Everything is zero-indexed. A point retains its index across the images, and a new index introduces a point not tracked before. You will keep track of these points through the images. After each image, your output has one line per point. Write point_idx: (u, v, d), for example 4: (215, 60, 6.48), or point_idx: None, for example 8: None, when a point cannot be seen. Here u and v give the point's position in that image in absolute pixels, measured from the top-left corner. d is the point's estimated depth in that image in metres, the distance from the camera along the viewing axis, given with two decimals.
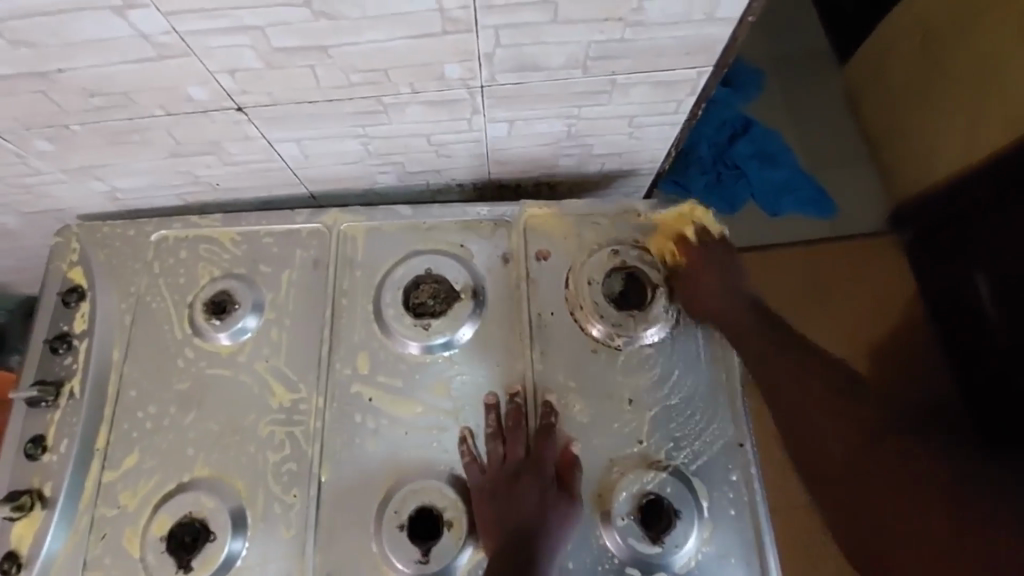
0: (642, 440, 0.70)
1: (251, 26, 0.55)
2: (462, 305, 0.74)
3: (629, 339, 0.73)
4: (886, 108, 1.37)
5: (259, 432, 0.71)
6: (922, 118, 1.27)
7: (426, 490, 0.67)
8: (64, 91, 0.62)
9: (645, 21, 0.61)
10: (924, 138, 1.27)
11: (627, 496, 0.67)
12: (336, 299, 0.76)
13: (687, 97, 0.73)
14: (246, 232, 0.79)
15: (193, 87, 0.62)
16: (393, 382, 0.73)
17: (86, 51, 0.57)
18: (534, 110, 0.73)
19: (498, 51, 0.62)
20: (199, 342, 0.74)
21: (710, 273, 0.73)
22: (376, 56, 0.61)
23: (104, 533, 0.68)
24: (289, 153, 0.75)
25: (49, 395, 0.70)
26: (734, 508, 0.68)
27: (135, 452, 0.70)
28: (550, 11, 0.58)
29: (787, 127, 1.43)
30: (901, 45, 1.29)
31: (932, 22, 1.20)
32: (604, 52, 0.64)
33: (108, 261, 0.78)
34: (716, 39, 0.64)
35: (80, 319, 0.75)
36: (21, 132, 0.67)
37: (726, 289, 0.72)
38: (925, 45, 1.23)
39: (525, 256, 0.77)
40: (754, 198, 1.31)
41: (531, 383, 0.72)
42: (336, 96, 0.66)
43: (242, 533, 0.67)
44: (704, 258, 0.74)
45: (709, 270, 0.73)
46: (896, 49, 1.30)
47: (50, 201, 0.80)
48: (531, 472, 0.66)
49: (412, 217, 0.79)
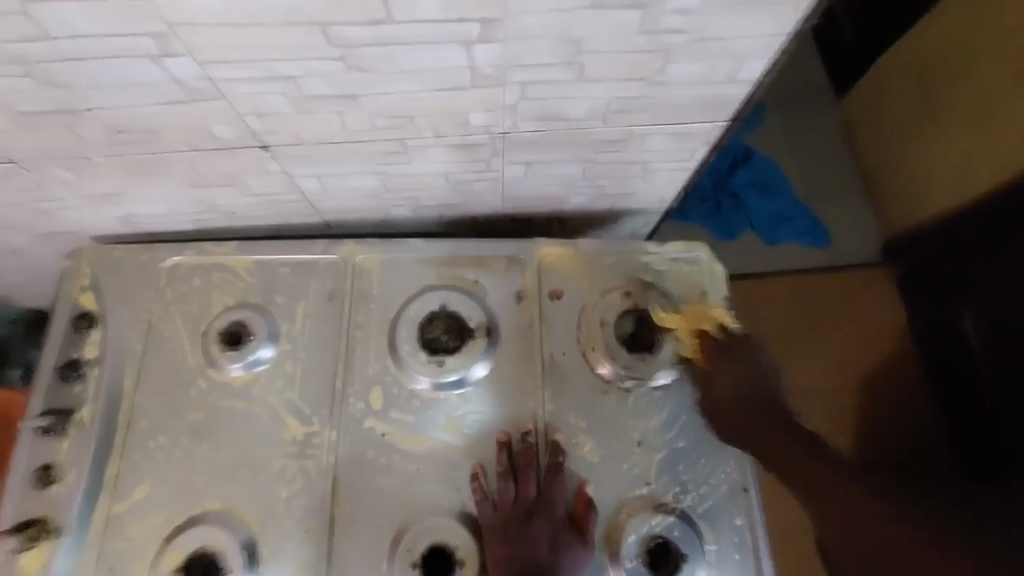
0: (650, 482, 0.72)
1: (286, 76, 0.56)
2: (476, 343, 0.75)
3: (638, 382, 0.75)
4: (881, 145, 1.40)
5: (272, 466, 0.71)
6: (916, 155, 1.31)
7: (438, 529, 0.68)
8: (91, 127, 0.62)
9: (666, 81, 0.62)
10: (912, 173, 1.32)
11: (636, 539, 0.69)
12: (350, 333, 0.76)
13: (701, 146, 0.74)
14: (262, 260, 0.79)
15: (221, 127, 0.63)
16: (406, 418, 0.73)
17: (119, 92, 0.57)
18: (550, 155, 0.73)
19: (523, 103, 0.63)
20: (212, 372, 0.75)
21: (708, 345, 0.75)
22: (403, 105, 0.61)
23: (112, 566, 0.68)
24: (308, 187, 0.75)
25: (60, 424, 0.71)
26: (739, 552, 0.70)
27: (145, 483, 0.71)
28: (576, 70, 0.58)
29: (788, 158, 1.46)
30: (896, 82, 1.33)
31: (927, 63, 1.25)
32: (625, 105, 0.65)
33: (121, 286, 0.78)
34: (733, 98, 0.65)
35: (91, 346, 0.75)
36: (42, 162, 0.67)
37: (722, 359, 0.74)
38: (919, 85, 1.27)
39: (538, 295, 0.78)
40: (753, 227, 1.36)
41: (543, 423, 0.74)
42: (362, 138, 0.66)
43: (253, 566, 0.67)
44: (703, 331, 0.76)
45: (711, 349, 0.75)
46: (892, 85, 1.34)
47: (63, 224, 0.79)
48: (542, 514, 0.67)
49: (427, 251, 0.80)
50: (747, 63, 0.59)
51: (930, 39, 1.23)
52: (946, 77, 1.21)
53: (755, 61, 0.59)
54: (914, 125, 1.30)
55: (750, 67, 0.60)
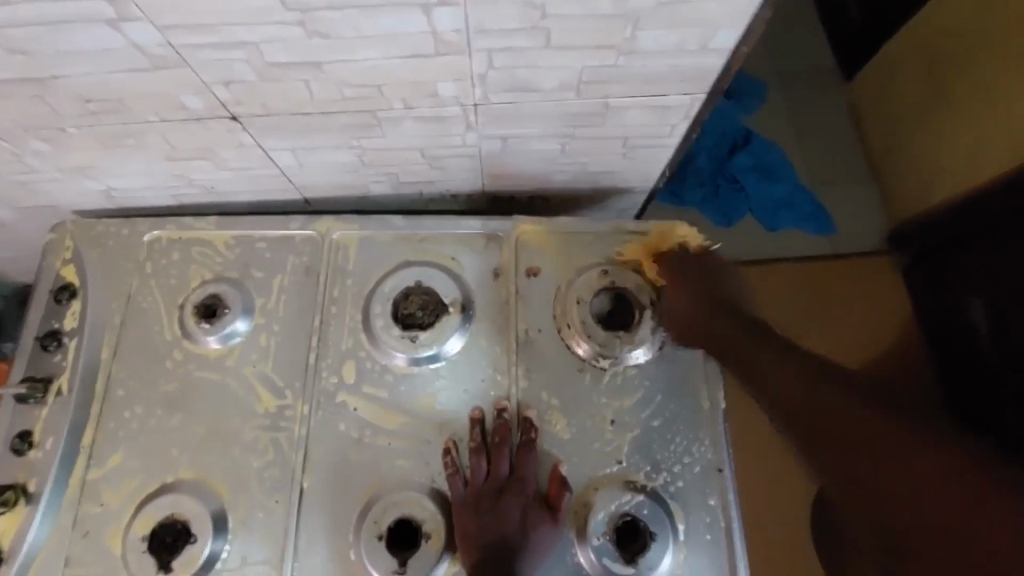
0: (621, 460, 0.71)
1: (246, 42, 0.56)
2: (450, 319, 0.75)
3: (614, 360, 0.74)
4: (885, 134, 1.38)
5: (245, 437, 0.71)
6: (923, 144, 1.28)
7: (406, 501, 0.68)
8: (60, 96, 0.62)
9: (638, 50, 0.60)
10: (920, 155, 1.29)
11: (604, 516, 0.68)
12: (325, 307, 0.76)
13: (681, 121, 0.73)
14: (241, 236, 0.79)
15: (189, 96, 0.63)
16: (379, 392, 0.73)
17: (83, 59, 0.57)
18: (526, 129, 0.72)
19: (491, 73, 0.62)
20: (189, 344, 0.75)
21: (690, 295, 0.74)
22: (369, 74, 0.61)
23: (87, 531, 0.69)
24: (284, 161, 0.76)
25: (38, 393, 0.72)
26: (710, 532, 0.69)
27: (120, 451, 0.71)
28: (542, 37, 0.57)
29: (790, 141, 1.42)
30: (903, 72, 1.30)
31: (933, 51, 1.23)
32: (598, 76, 0.64)
33: (102, 260, 0.79)
34: (709, 69, 0.64)
35: (70, 317, 0.76)
36: (15, 132, 0.67)
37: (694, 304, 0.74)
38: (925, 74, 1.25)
39: (515, 272, 0.78)
40: (754, 214, 1.33)
41: (516, 399, 0.73)
42: (332, 108, 0.66)
43: (223, 535, 0.68)
44: (692, 294, 0.74)
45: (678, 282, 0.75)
46: (900, 73, 1.31)
47: (46, 196, 0.80)
48: (514, 490, 0.67)
49: (405, 228, 0.80)
50: (719, 31, 0.58)
51: (944, 22, 1.19)
52: (953, 63, 1.19)
53: (728, 30, 0.58)
54: (923, 111, 1.27)
55: (723, 35, 0.59)
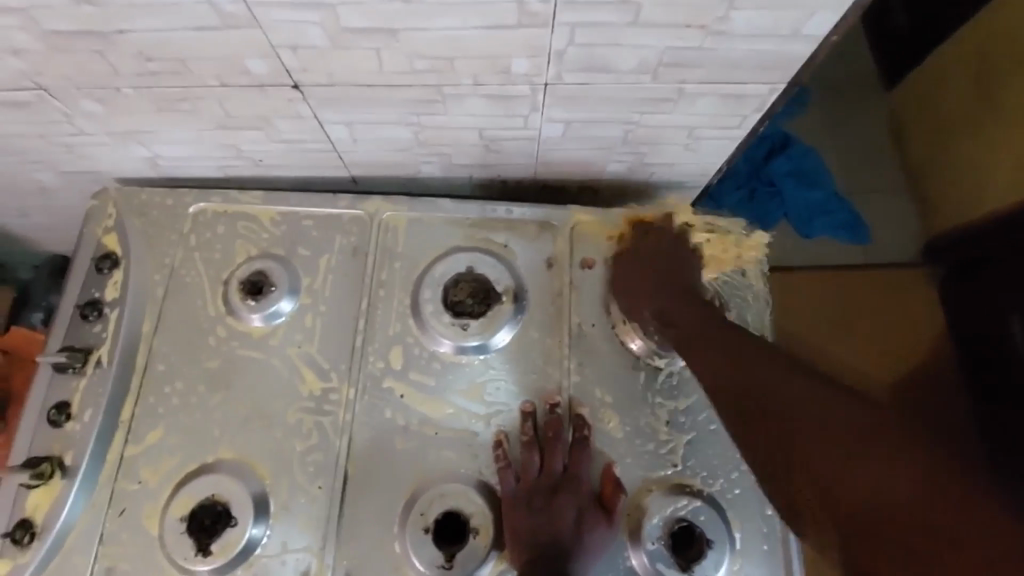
0: (676, 464, 0.68)
1: (323, 3, 0.53)
2: (502, 307, 0.72)
3: (669, 359, 0.71)
4: (921, 140, 1.28)
5: (287, 419, 0.69)
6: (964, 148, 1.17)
7: (453, 494, 0.66)
8: (119, 53, 0.60)
9: (728, 31, 0.58)
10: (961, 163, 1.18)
11: (659, 521, 0.65)
12: (372, 290, 0.74)
13: (753, 113, 0.70)
14: (288, 212, 0.77)
15: (253, 61, 0.60)
16: (425, 380, 0.71)
17: (149, 13, 0.55)
18: (593, 113, 0.69)
19: (571, 50, 0.59)
20: (231, 320, 0.73)
21: (659, 248, 0.73)
22: (443, 45, 0.58)
23: (123, 509, 0.67)
24: (337, 136, 0.73)
25: (77, 362, 0.69)
26: (768, 542, 0.67)
27: (159, 428, 0.69)
28: (632, 12, 0.55)
29: (827, 149, 1.31)
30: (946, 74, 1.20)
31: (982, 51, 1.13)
32: (680, 59, 0.61)
33: (145, 230, 0.76)
34: (796, 58, 0.61)
35: (112, 287, 0.73)
36: (69, 90, 0.65)
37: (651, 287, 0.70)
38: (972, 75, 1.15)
39: (569, 263, 0.75)
40: (789, 219, 1.17)
41: (568, 395, 0.70)
42: (398, 81, 0.64)
43: (263, 520, 0.65)
44: (659, 244, 0.73)
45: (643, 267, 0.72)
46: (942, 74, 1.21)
47: (90, 162, 0.78)
48: (568, 489, 0.64)
49: (456, 211, 0.77)
50: (815, 16, 0.55)
51: (986, 27, 1.12)
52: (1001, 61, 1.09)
53: (823, 15, 0.55)
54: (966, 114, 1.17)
55: (819, 20, 0.56)
